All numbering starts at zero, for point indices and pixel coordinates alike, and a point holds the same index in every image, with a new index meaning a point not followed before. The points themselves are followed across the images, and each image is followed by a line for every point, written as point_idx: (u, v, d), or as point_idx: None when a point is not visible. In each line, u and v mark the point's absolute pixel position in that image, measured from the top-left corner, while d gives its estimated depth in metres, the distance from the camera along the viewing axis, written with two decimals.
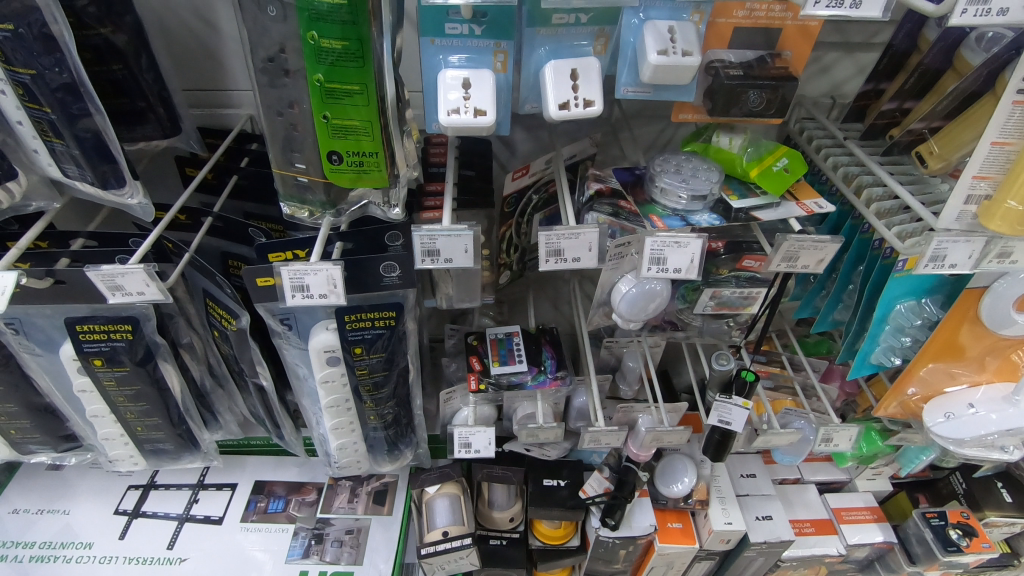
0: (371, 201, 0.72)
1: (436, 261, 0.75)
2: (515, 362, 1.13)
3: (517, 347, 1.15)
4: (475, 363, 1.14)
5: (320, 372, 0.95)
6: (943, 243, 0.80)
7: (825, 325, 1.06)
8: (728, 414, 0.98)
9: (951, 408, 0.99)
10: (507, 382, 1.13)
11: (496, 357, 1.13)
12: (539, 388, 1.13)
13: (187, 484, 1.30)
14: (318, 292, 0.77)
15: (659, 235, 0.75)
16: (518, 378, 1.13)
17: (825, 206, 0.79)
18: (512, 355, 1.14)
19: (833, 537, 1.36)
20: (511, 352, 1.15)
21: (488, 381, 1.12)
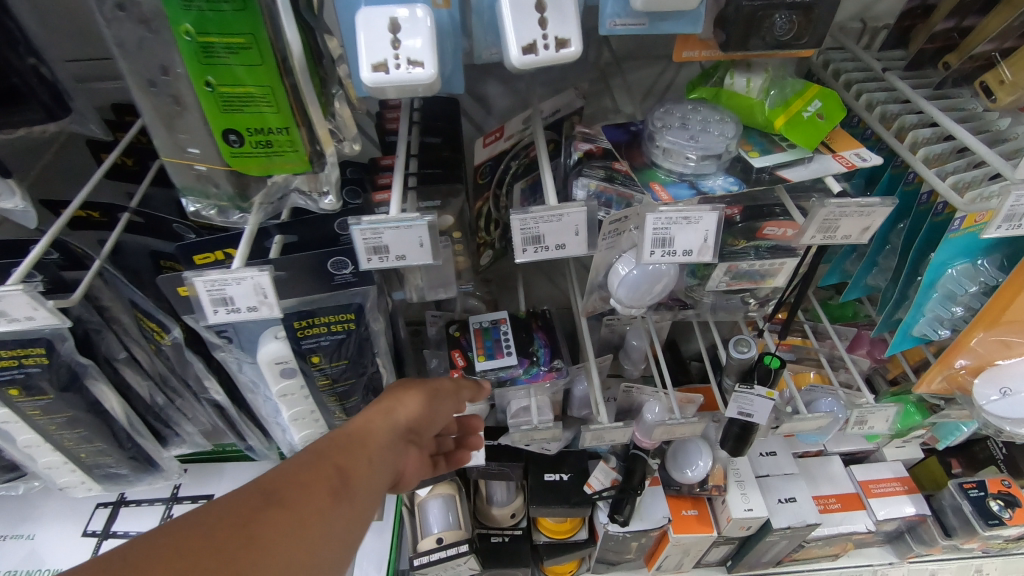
0: (295, 188, 0.57)
1: (386, 259, 0.60)
2: (503, 355, 1.00)
3: (505, 337, 1.02)
4: (459, 358, 1.00)
5: (276, 385, 0.83)
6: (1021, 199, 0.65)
7: (856, 292, 0.92)
8: (749, 405, 0.85)
9: (1007, 383, 0.85)
10: (495, 378, 1.00)
11: (482, 350, 1.00)
12: (533, 382, 1.00)
13: (160, 499, 1.21)
14: (247, 306, 0.62)
15: (663, 211, 0.59)
16: (506, 373, 1.00)
17: (868, 158, 0.63)
18: (499, 347, 1.00)
19: (861, 512, 1.26)
20: (499, 343, 1.01)
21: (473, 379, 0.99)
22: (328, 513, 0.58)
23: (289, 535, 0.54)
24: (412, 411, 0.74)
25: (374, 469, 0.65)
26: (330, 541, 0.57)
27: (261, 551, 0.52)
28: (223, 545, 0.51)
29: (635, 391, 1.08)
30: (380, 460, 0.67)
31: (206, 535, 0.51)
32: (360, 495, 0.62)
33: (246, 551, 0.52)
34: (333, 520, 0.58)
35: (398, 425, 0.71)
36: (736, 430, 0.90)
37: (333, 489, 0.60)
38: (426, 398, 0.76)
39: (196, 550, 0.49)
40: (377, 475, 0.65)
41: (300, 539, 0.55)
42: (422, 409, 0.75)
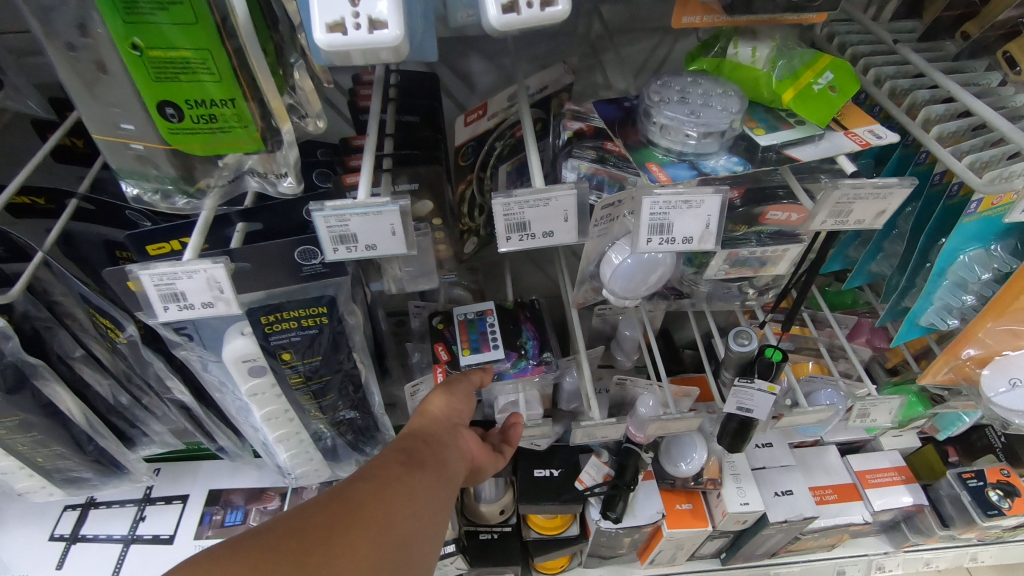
0: (250, 170, 0.51)
1: (354, 249, 0.54)
2: (489, 348, 0.94)
3: (491, 329, 0.96)
4: (442, 352, 0.95)
5: (245, 385, 0.76)
6: None
7: (860, 279, 0.88)
8: (749, 400, 0.80)
9: (1017, 373, 0.81)
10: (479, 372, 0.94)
11: (466, 343, 0.94)
12: (520, 376, 0.95)
13: (132, 500, 1.15)
14: (201, 301, 0.56)
15: (661, 194, 0.54)
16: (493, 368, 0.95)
17: (883, 136, 0.59)
18: (485, 341, 0.95)
19: (858, 503, 1.23)
20: (484, 337, 0.95)
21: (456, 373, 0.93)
22: (408, 481, 0.61)
23: (383, 502, 0.57)
24: (446, 404, 0.78)
25: (436, 450, 0.69)
26: (418, 501, 0.60)
27: (363, 518, 0.55)
28: (326, 518, 0.53)
29: (628, 384, 1.03)
30: (436, 443, 0.70)
31: (312, 514, 0.53)
32: (431, 468, 0.65)
33: (350, 519, 0.54)
34: (414, 487, 0.61)
35: (439, 420, 0.75)
36: (734, 426, 0.86)
37: (404, 465, 0.63)
38: (451, 390, 0.80)
39: (306, 527, 0.52)
40: (438, 454, 0.69)
41: (393, 504, 0.58)
42: (453, 402, 0.79)
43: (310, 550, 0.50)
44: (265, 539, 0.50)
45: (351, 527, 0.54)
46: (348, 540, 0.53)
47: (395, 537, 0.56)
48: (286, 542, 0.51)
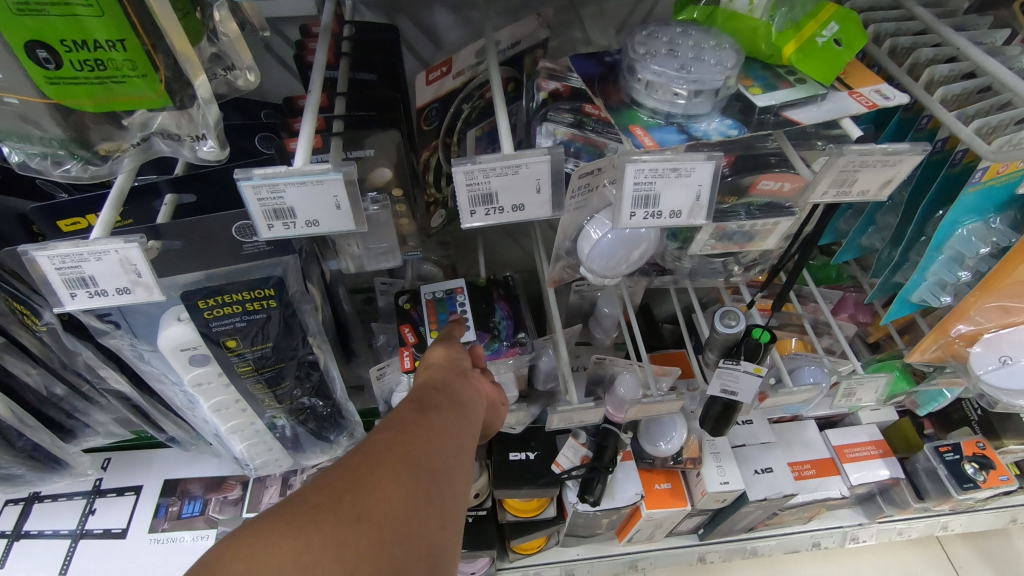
0: (162, 132, 0.43)
1: (293, 226, 0.47)
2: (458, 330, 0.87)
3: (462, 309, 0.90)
4: (409, 334, 0.89)
5: (186, 374, 0.69)
6: None
7: (849, 253, 0.83)
8: (734, 382, 0.76)
9: (1009, 351, 0.78)
10: None
11: (434, 323, 0.88)
12: (493, 359, 0.89)
13: (81, 493, 1.08)
14: (115, 287, 0.49)
15: (647, 160, 0.47)
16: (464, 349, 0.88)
17: (891, 96, 0.53)
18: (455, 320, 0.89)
19: (836, 478, 1.20)
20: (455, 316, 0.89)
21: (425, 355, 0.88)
22: (421, 423, 0.53)
23: (402, 444, 0.49)
24: (447, 353, 0.69)
25: (447, 395, 0.60)
26: (443, 441, 0.52)
27: (384, 458, 0.47)
28: (342, 471, 0.45)
29: (607, 363, 0.98)
30: (444, 389, 0.61)
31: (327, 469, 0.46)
32: (447, 409, 0.57)
33: (369, 462, 0.46)
34: (430, 428, 0.53)
35: (443, 370, 0.65)
36: (717, 410, 0.82)
37: (415, 411, 0.55)
38: (448, 341, 0.72)
39: (323, 481, 0.45)
40: (451, 397, 0.60)
41: (417, 443, 0.50)
42: (454, 351, 0.70)
43: (331, 500, 0.43)
44: (281, 501, 0.43)
45: (378, 466, 0.46)
46: (371, 480, 0.45)
47: (429, 465, 0.49)
48: (304, 499, 0.43)
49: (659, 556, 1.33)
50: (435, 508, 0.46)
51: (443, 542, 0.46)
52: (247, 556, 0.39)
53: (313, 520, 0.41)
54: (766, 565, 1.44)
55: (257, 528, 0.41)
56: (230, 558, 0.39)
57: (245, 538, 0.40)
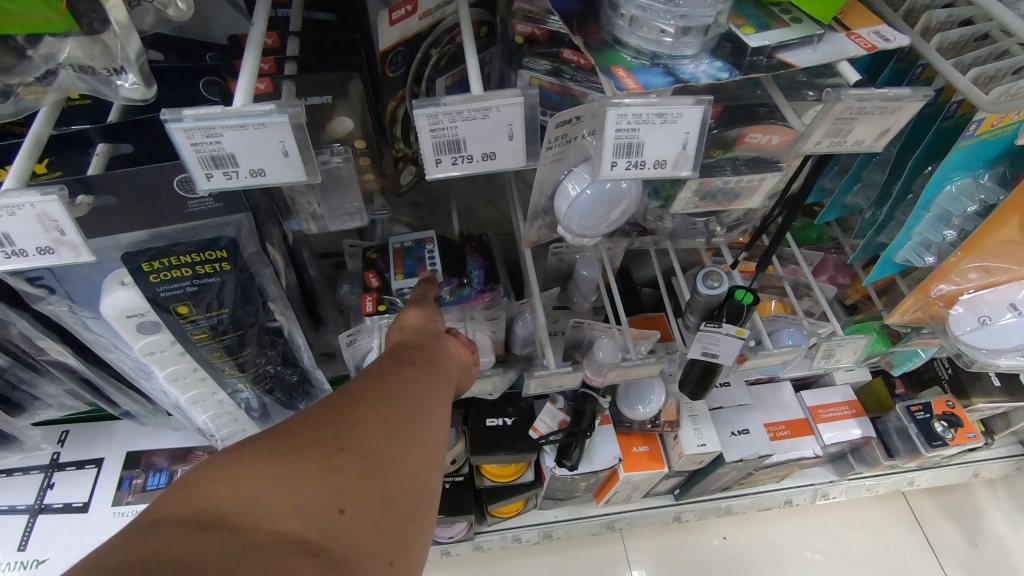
0: (73, 63, 0.38)
1: (235, 175, 0.42)
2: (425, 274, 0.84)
3: (430, 256, 0.85)
4: (373, 279, 0.85)
5: (136, 343, 0.64)
6: None
7: (834, 213, 0.81)
8: (715, 345, 0.74)
9: (988, 312, 0.77)
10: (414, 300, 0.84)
11: (399, 268, 0.84)
12: (461, 304, 0.86)
13: (38, 467, 1.03)
14: (36, 247, 0.43)
15: (629, 105, 0.43)
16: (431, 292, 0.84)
17: (890, 38, 0.50)
18: (422, 266, 0.84)
19: (810, 438, 1.21)
20: (422, 263, 0.85)
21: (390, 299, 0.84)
22: (399, 373, 0.53)
23: (381, 392, 0.50)
24: (420, 316, 0.68)
25: (422, 349, 0.60)
26: (419, 392, 0.53)
27: (366, 397, 0.49)
28: (317, 415, 0.47)
29: (585, 328, 0.95)
30: (421, 344, 0.61)
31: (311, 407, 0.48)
32: (424, 364, 0.57)
33: (352, 401, 0.49)
34: (407, 379, 0.54)
35: (419, 328, 0.65)
36: (698, 372, 0.81)
37: (392, 363, 0.55)
38: (422, 304, 0.70)
39: (307, 417, 0.47)
40: (428, 352, 0.60)
41: (393, 393, 0.51)
42: (428, 316, 0.69)
43: (315, 432, 0.45)
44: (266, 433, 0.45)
45: (352, 413, 0.47)
46: (354, 415, 0.47)
47: (404, 414, 0.50)
48: (290, 430, 0.45)
49: (636, 517, 1.35)
50: (416, 445, 0.48)
51: (425, 476, 0.48)
52: (233, 478, 0.42)
53: (298, 449, 0.44)
54: (740, 522, 1.47)
55: (242, 454, 0.43)
56: (214, 481, 0.41)
57: (231, 463, 0.43)
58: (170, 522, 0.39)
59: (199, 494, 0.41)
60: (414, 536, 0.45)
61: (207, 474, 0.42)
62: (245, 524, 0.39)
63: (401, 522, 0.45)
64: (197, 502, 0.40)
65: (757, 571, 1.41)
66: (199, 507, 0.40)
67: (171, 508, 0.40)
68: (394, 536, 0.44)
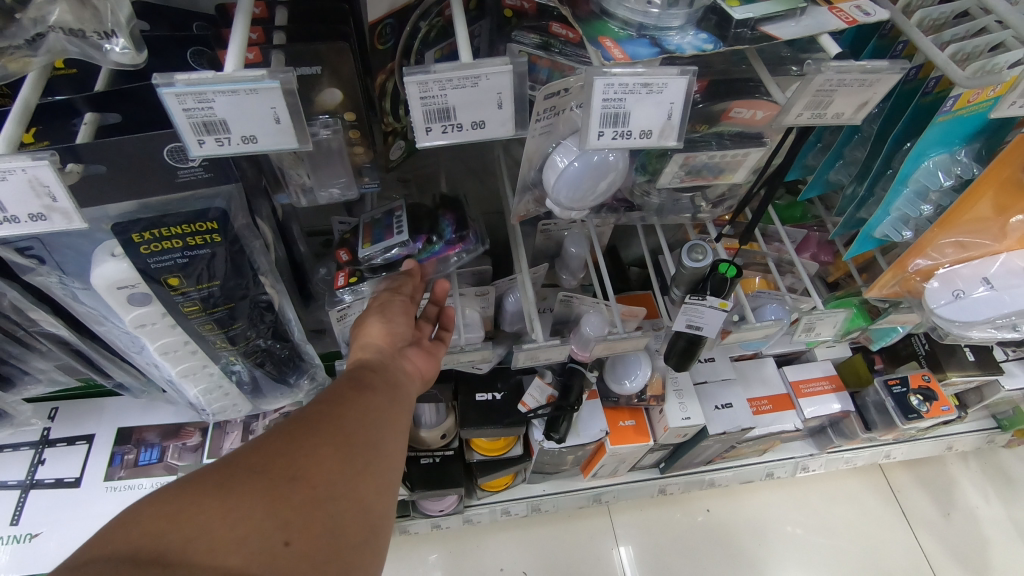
0: (59, 27, 0.38)
1: (227, 142, 0.42)
2: (392, 234, 0.82)
3: (396, 217, 0.84)
4: (343, 255, 0.84)
5: (127, 315, 0.64)
6: None
7: (816, 189, 0.83)
8: (699, 318, 0.76)
9: (961, 286, 0.80)
10: (385, 261, 0.82)
11: (368, 238, 0.83)
12: (434, 259, 0.83)
13: (28, 443, 1.03)
14: (27, 213, 0.44)
15: (616, 75, 0.44)
16: (397, 253, 0.82)
17: (869, 13, 0.51)
18: (389, 231, 0.83)
19: (791, 412, 1.24)
20: (390, 228, 0.83)
21: (361, 269, 0.83)
22: (354, 402, 0.59)
23: (333, 422, 0.56)
24: (384, 328, 0.74)
25: (381, 371, 0.67)
26: (371, 422, 0.59)
27: (317, 429, 0.55)
28: (271, 446, 0.52)
29: (574, 303, 0.96)
30: (380, 367, 0.67)
31: (267, 434, 0.54)
32: (381, 391, 0.63)
33: (306, 430, 0.54)
34: (361, 408, 0.59)
35: (381, 345, 0.72)
36: (682, 345, 0.83)
37: (350, 390, 0.61)
38: (386, 313, 0.75)
39: (263, 446, 0.52)
40: (385, 376, 0.67)
41: (346, 422, 0.57)
42: (392, 326, 0.74)
43: (267, 464, 0.50)
44: (221, 462, 0.51)
45: (303, 445, 0.53)
46: (305, 448, 0.53)
47: (354, 444, 0.55)
48: (243, 463, 0.51)
49: (622, 490, 1.38)
50: (365, 475, 0.54)
51: (371, 503, 0.54)
52: (183, 511, 0.47)
53: (250, 480, 0.49)
54: (723, 495, 1.52)
55: (196, 486, 0.48)
56: (165, 512, 0.46)
57: (186, 493, 0.48)
58: (126, 554, 0.43)
59: (151, 525, 0.46)
60: (359, 558, 0.51)
61: (162, 504, 0.47)
62: (191, 557, 0.44)
63: (344, 548, 0.50)
64: (151, 533, 0.45)
65: (739, 541, 1.46)
66: (150, 538, 0.45)
67: (126, 537, 0.45)
68: (336, 562, 0.49)
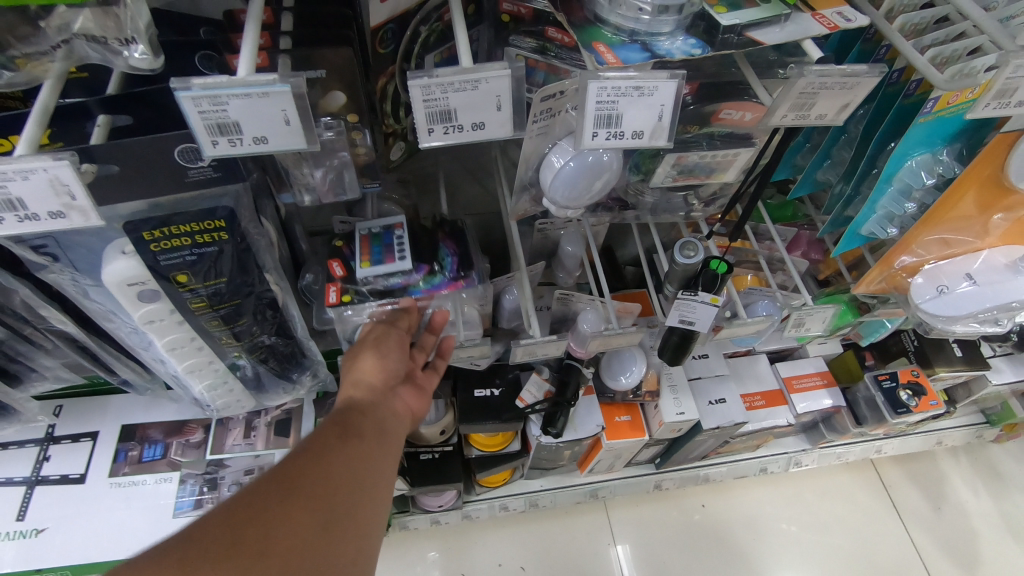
0: (81, 33, 0.40)
1: (239, 143, 0.44)
2: (393, 260, 0.83)
3: (398, 241, 0.85)
4: (336, 268, 0.84)
5: (136, 312, 0.66)
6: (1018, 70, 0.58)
7: (805, 188, 0.85)
8: (691, 313, 0.79)
9: (945, 281, 0.83)
10: (382, 286, 0.84)
11: (367, 258, 0.83)
12: (432, 292, 0.86)
13: (33, 440, 1.04)
14: (47, 211, 0.46)
15: (609, 78, 0.46)
16: (397, 281, 0.84)
17: (850, 19, 0.54)
18: (389, 254, 0.84)
19: (783, 407, 1.26)
20: (389, 250, 0.85)
21: (356, 289, 0.84)
22: (342, 452, 0.63)
23: (319, 477, 0.60)
24: (376, 365, 0.77)
25: (371, 416, 0.71)
26: (356, 473, 0.63)
27: (304, 484, 0.58)
28: (257, 502, 0.56)
29: (571, 300, 0.99)
30: (370, 411, 0.71)
31: (252, 488, 0.57)
32: (368, 438, 0.67)
33: (292, 486, 0.58)
34: (348, 457, 0.63)
35: (373, 384, 0.76)
36: (676, 340, 0.85)
37: (339, 438, 0.65)
38: (379, 351, 0.79)
39: (247, 501, 0.56)
40: (374, 419, 0.71)
41: (332, 477, 0.60)
42: (384, 364, 0.78)
43: (252, 525, 0.54)
44: (199, 522, 0.54)
45: (290, 505, 0.56)
46: (290, 509, 0.56)
47: (338, 502, 0.59)
48: (229, 520, 0.54)
49: (618, 485, 1.41)
50: (347, 532, 0.59)
51: (352, 560, 0.58)
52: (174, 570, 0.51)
53: (231, 546, 0.53)
54: (718, 490, 1.54)
55: (186, 544, 0.52)
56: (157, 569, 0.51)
57: (171, 556, 0.51)
58: None
59: None
60: None
61: (156, 560, 0.51)
62: None
63: None
64: None
65: (733, 536, 1.48)
66: None
67: None
68: None
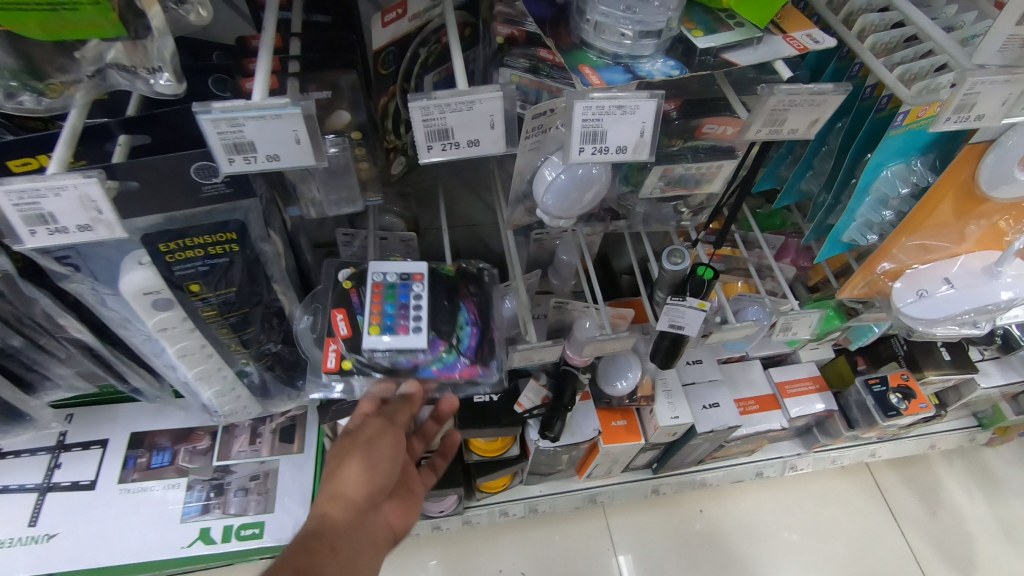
0: (114, 62, 0.45)
1: (254, 160, 0.48)
2: (405, 331, 0.78)
3: (414, 305, 0.80)
4: (340, 324, 0.79)
5: (151, 320, 0.69)
6: (976, 86, 0.62)
7: (789, 198, 0.89)
8: (680, 317, 0.82)
9: (925, 285, 0.87)
10: (386, 360, 0.78)
11: (377, 325, 0.78)
12: (440, 372, 0.80)
13: (44, 448, 1.07)
14: (75, 224, 0.49)
15: (594, 98, 0.50)
16: (406, 359, 0.79)
17: (819, 41, 0.58)
18: (402, 322, 0.79)
19: (776, 412, 1.29)
20: (403, 314, 0.79)
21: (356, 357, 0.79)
22: None
23: None
24: (360, 475, 0.73)
25: (340, 547, 0.67)
26: None
27: None
28: None
29: (567, 308, 1.02)
30: (340, 541, 0.67)
31: None
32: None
33: None
34: None
35: (355, 498, 0.72)
36: (667, 344, 0.88)
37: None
38: (366, 457, 0.75)
39: None
40: (342, 550, 0.67)
41: None
42: (368, 475, 0.74)
43: None
44: None
45: None
46: None
47: None
48: None
49: (616, 490, 1.43)
50: None
51: None
52: None
53: None
54: (714, 495, 1.56)
55: None
56: None
57: None
58: None
59: None
60: None
61: None
62: None
63: None
64: None
65: (729, 541, 1.50)
66: None
67: None
68: None
